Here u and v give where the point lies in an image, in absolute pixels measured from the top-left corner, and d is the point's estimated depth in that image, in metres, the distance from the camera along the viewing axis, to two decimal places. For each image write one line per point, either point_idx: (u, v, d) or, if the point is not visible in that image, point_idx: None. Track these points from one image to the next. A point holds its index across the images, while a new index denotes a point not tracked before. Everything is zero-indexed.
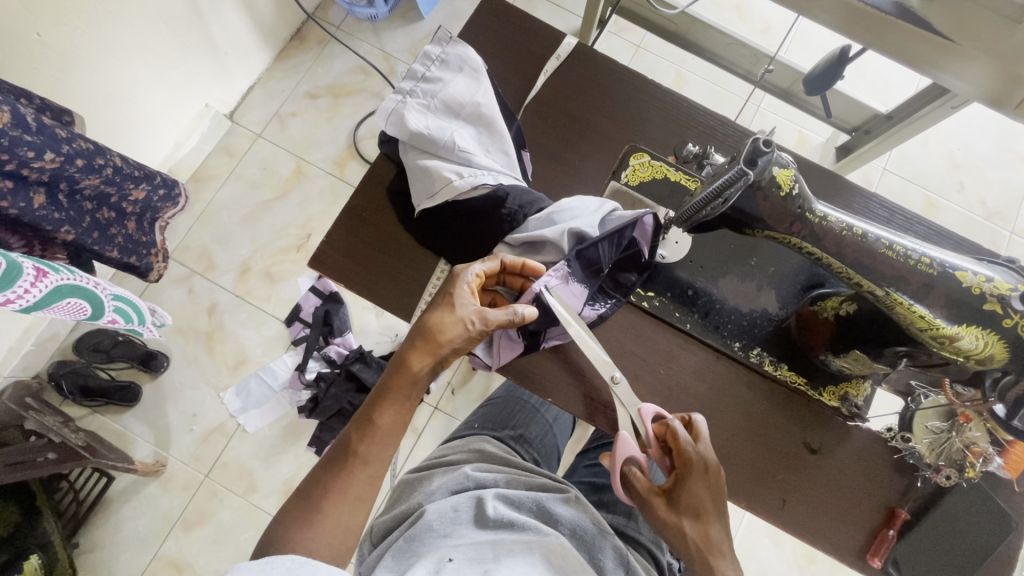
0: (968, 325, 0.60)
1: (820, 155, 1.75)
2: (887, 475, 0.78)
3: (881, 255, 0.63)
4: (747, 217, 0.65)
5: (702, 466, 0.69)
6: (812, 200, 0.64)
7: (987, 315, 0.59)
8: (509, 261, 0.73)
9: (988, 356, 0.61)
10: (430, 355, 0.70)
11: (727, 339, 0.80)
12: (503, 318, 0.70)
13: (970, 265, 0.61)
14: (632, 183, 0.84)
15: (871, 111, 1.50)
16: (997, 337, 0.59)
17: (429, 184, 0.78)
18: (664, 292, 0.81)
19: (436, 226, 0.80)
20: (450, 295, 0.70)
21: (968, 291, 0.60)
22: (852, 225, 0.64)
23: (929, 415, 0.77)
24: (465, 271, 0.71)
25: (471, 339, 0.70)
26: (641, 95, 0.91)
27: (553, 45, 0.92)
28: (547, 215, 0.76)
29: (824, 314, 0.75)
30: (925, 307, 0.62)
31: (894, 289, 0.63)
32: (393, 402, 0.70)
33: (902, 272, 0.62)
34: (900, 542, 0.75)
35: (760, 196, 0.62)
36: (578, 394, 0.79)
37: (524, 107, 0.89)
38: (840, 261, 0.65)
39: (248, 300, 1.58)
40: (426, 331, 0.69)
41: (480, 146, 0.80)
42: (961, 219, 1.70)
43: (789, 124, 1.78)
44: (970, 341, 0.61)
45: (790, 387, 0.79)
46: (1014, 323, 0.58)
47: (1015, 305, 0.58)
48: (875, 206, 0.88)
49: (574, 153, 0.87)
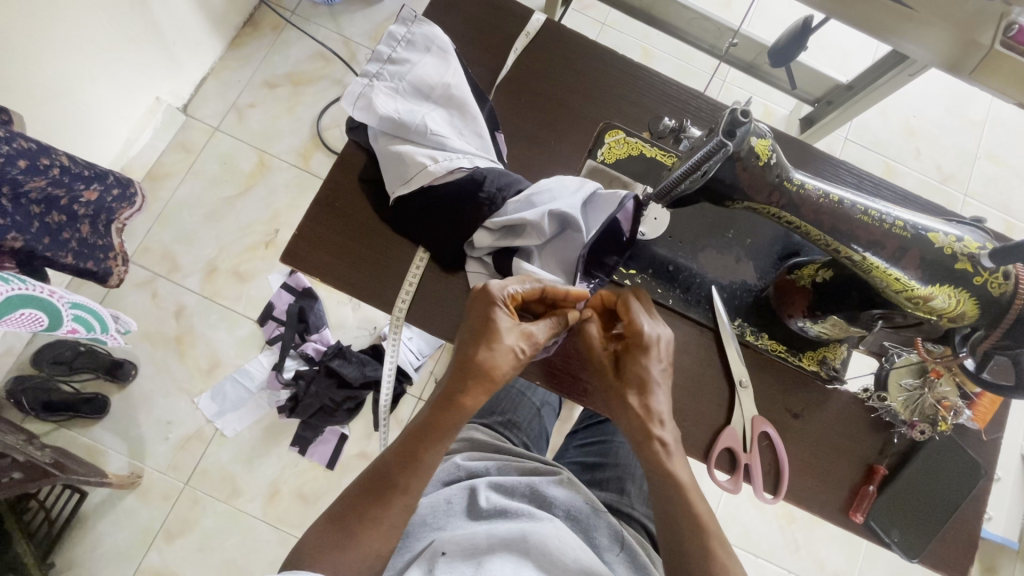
0: (942, 285, 0.62)
1: (785, 127, 1.78)
2: (867, 433, 0.81)
3: (857, 221, 0.64)
4: (727, 188, 0.65)
5: (770, 470, 0.78)
6: (789, 169, 0.65)
7: (960, 274, 0.61)
8: (551, 288, 0.71)
9: (960, 314, 0.63)
10: (484, 391, 0.67)
11: (709, 311, 0.81)
12: (549, 333, 0.70)
13: (941, 226, 0.63)
14: (608, 161, 0.83)
15: (833, 82, 1.52)
16: (968, 295, 0.62)
17: (404, 170, 0.75)
18: (646, 270, 0.82)
19: (411, 213, 0.77)
20: (502, 326, 0.67)
21: (941, 251, 0.62)
22: (829, 192, 0.65)
23: (902, 373, 0.80)
24: (506, 298, 0.69)
25: (521, 364, 0.68)
26: (613, 71, 0.90)
27: (521, 23, 0.90)
28: (526, 198, 0.74)
29: (801, 282, 0.76)
30: (901, 270, 0.63)
31: (869, 253, 0.64)
32: (443, 435, 0.67)
33: (878, 236, 0.63)
34: (879, 496, 0.78)
35: (739, 167, 0.62)
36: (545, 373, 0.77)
37: (496, 86, 0.87)
38: (818, 229, 0.65)
39: (217, 300, 1.52)
40: (481, 370, 0.66)
41: (453, 129, 0.78)
42: (920, 184, 1.77)
43: (754, 98, 1.80)
44: (943, 301, 0.63)
45: (773, 354, 0.81)
46: (984, 280, 0.61)
47: (981, 262, 0.61)
48: (845, 172, 0.89)
49: (550, 133, 0.86)
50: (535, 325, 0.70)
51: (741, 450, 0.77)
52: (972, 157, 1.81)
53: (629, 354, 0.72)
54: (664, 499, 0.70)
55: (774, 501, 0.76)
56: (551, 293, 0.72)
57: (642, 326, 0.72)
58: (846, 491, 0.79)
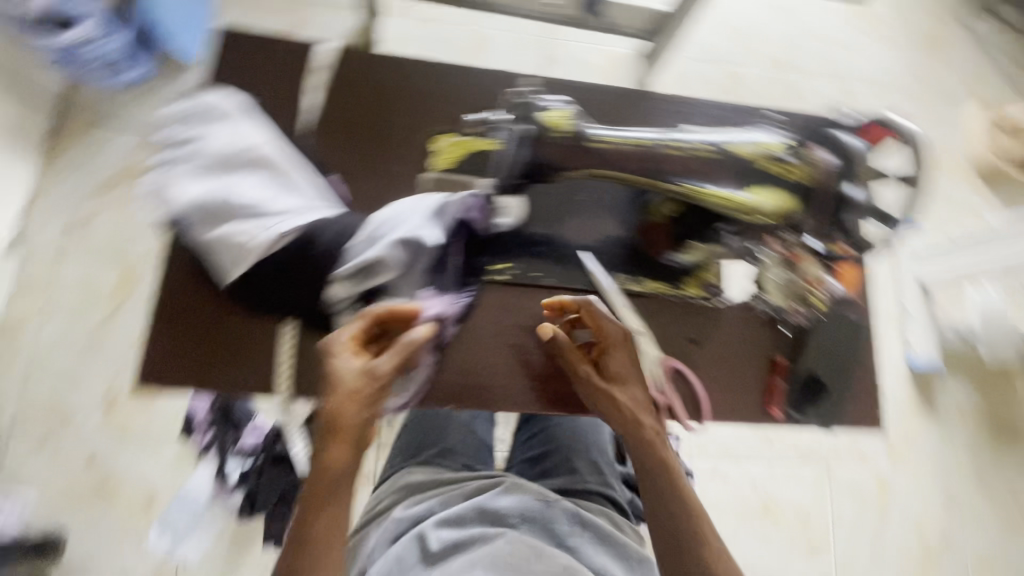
0: (755, 189, 0.65)
1: (628, 66, 1.84)
2: (762, 332, 0.85)
3: (665, 155, 0.65)
4: (537, 166, 0.66)
5: (692, 403, 0.81)
6: (589, 129, 0.66)
7: (765, 173, 0.66)
8: (382, 315, 0.69)
9: (783, 209, 0.66)
10: (345, 442, 0.64)
11: (587, 275, 0.83)
12: (390, 363, 0.67)
13: (740, 136, 0.66)
14: (445, 168, 0.82)
15: (651, 13, 1.59)
16: (780, 191, 0.65)
17: (231, 247, 0.71)
18: (515, 259, 0.82)
19: (257, 291, 0.73)
20: (335, 371, 0.66)
21: (744, 158, 0.65)
22: (633, 137, 0.66)
23: (773, 268, 0.83)
24: (340, 344, 0.67)
25: (371, 403, 0.66)
26: (420, 78, 0.88)
27: (306, 57, 0.85)
28: (365, 236, 0.72)
29: (656, 220, 0.81)
30: (719, 186, 0.65)
31: (686, 181, 0.66)
32: (324, 503, 0.63)
33: (689, 163, 0.65)
34: (789, 386, 0.83)
35: (537, 142, 0.64)
36: (526, 383, 0.79)
37: (302, 130, 0.82)
38: (635, 175, 0.66)
39: (128, 433, 1.31)
40: (328, 423, 0.64)
41: (272, 190, 0.73)
42: (764, 79, 1.89)
43: (594, 47, 1.85)
44: (763, 202, 0.65)
45: (658, 294, 0.84)
46: (786, 173, 0.65)
47: (782, 157, 0.65)
48: (665, 104, 0.93)
49: (377, 159, 0.83)
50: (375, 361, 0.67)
51: (658, 394, 0.79)
52: (794, 41, 1.95)
53: (604, 357, 0.75)
54: (659, 489, 0.69)
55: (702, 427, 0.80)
56: (385, 319, 0.70)
57: (608, 327, 0.75)
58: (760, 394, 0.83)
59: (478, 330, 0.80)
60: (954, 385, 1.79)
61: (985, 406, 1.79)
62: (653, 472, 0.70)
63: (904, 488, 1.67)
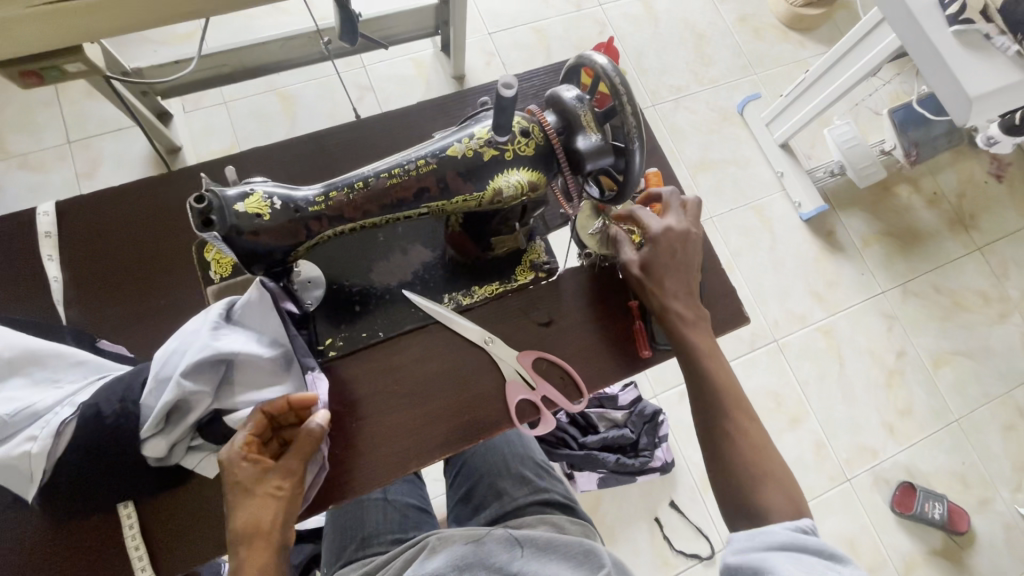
0: (493, 180, 0.66)
1: (439, 63, 1.82)
2: (605, 284, 0.85)
3: (391, 187, 0.65)
4: (276, 253, 0.64)
5: (566, 384, 0.81)
6: (303, 193, 0.64)
7: (494, 162, 0.66)
8: (271, 410, 0.67)
9: (530, 184, 0.67)
10: (267, 548, 0.63)
11: (417, 310, 0.80)
12: (301, 453, 0.66)
13: (454, 137, 0.66)
14: (226, 275, 0.78)
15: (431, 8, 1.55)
16: (517, 172, 0.66)
17: (17, 473, 0.63)
18: (339, 329, 0.78)
19: (70, 494, 0.66)
20: (239, 480, 0.63)
21: (466, 156, 0.65)
22: (352, 182, 0.65)
23: (587, 222, 0.85)
24: (235, 451, 0.64)
25: (288, 499, 0.65)
26: (167, 193, 0.82)
27: (36, 227, 0.79)
28: (156, 378, 0.66)
29: (456, 229, 0.78)
30: (458, 193, 0.67)
31: (426, 203, 0.67)
32: None
33: (417, 185, 0.66)
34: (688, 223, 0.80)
35: (254, 236, 0.61)
36: (586, 301, 0.84)
37: (64, 303, 0.76)
38: (375, 216, 0.66)
39: None
40: (244, 534, 0.62)
41: (41, 386, 0.66)
42: (567, 24, 1.92)
43: (397, 60, 1.80)
44: (508, 186, 0.67)
45: (493, 297, 0.83)
46: (512, 153, 0.66)
47: (498, 140, 0.65)
48: (429, 109, 0.90)
49: (156, 295, 0.78)
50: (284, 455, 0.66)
51: (531, 392, 0.79)
52: None
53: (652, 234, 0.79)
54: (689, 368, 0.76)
55: (583, 402, 0.80)
56: (275, 413, 0.67)
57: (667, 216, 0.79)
58: (657, 236, 0.77)
59: (338, 406, 0.76)
60: (851, 219, 1.84)
61: (887, 225, 1.85)
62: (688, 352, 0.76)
63: (847, 331, 1.73)
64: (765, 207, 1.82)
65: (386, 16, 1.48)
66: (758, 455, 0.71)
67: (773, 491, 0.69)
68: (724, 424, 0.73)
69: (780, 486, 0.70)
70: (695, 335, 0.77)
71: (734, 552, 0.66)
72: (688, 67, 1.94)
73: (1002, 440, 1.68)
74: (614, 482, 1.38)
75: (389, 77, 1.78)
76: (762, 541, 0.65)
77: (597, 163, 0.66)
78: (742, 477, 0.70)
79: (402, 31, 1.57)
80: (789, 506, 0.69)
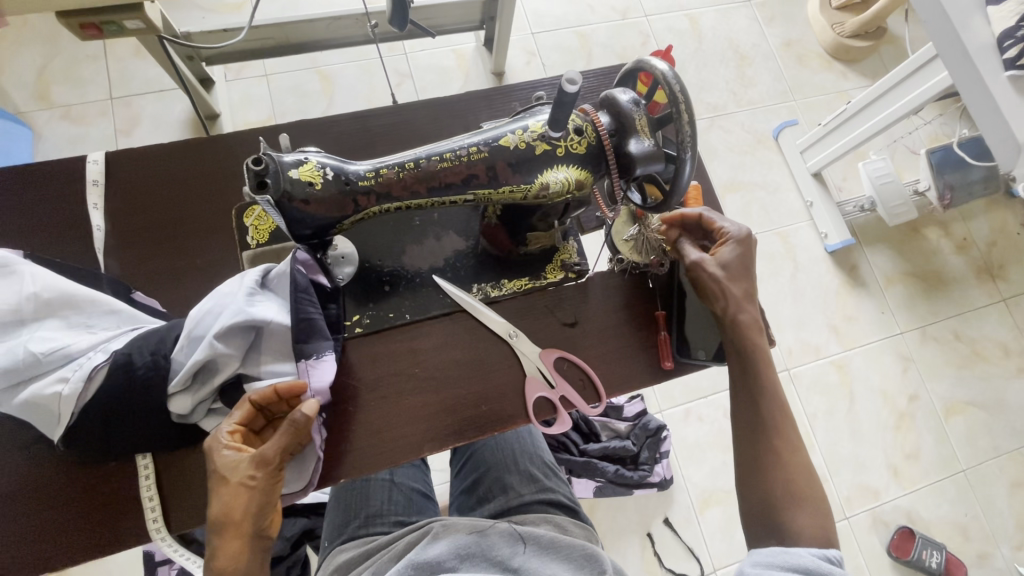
0: (544, 172, 0.67)
1: (481, 57, 1.83)
2: (633, 291, 0.85)
3: (441, 170, 0.66)
4: (322, 224, 0.65)
5: (584, 386, 0.80)
6: (354, 167, 0.65)
7: (546, 155, 0.66)
8: (258, 398, 0.66)
9: (577, 181, 0.68)
10: (239, 538, 0.61)
11: (445, 297, 0.81)
12: (279, 443, 0.64)
13: (508, 127, 0.67)
14: (262, 241, 0.79)
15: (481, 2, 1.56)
16: (567, 167, 0.67)
17: (46, 410, 0.64)
18: (366, 307, 0.79)
19: (92, 439, 0.67)
20: (217, 468, 0.63)
21: (519, 147, 0.66)
22: (403, 162, 0.66)
23: (622, 228, 0.86)
24: (219, 438, 0.64)
25: (262, 490, 0.63)
26: (213, 156, 0.83)
27: (83, 174, 0.80)
28: (188, 337, 0.67)
29: (493, 221, 0.78)
30: (507, 183, 0.67)
31: (473, 188, 0.67)
32: None
33: (467, 171, 0.66)
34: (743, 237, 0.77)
35: (302, 204, 0.62)
36: (618, 303, 0.84)
37: (104, 252, 0.78)
38: (420, 199, 0.67)
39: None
40: (216, 522, 0.61)
41: (74, 329, 0.67)
42: (611, 31, 1.92)
43: (439, 50, 1.81)
44: (556, 180, 0.67)
45: (522, 292, 0.83)
46: (564, 149, 0.66)
47: (551, 136, 0.66)
48: (475, 100, 0.91)
49: (192, 254, 0.79)
50: (264, 445, 0.64)
51: (549, 391, 0.79)
52: None
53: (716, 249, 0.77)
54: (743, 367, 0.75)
55: (601, 405, 0.80)
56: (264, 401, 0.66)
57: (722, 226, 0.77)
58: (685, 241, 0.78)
59: (361, 383, 0.77)
60: (877, 256, 1.82)
61: (912, 266, 1.82)
62: (746, 358, 0.75)
63: (861, 367, 1.70)
64: (791, 234, 1.81)
65: (433, 4, 1.48)
66: (777, 474, 0.71)
67: (796, 513, 0.69)
68: (768, 431, 0.73)
69: (808, 507, 0.69)
70: (757, 339, 0.75)
71: (752, 564, 0.67)
72: (728, 86, 1.93)
73: (1008, 496, 1.65)
74: (610, 492, 1.36)
75: (429, 66, 1.79)
76: (786, 560, 0.65)
77: (647, 168, 0.66)
78: (779, 488, 0.70)
79: (448, 22, 1.57)
80: (824, 540, 0.68)
